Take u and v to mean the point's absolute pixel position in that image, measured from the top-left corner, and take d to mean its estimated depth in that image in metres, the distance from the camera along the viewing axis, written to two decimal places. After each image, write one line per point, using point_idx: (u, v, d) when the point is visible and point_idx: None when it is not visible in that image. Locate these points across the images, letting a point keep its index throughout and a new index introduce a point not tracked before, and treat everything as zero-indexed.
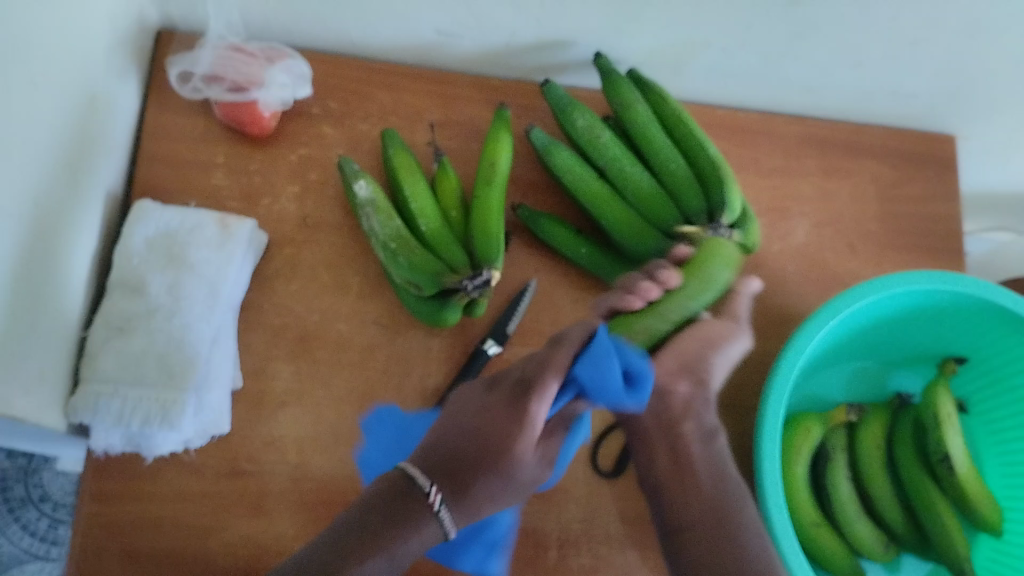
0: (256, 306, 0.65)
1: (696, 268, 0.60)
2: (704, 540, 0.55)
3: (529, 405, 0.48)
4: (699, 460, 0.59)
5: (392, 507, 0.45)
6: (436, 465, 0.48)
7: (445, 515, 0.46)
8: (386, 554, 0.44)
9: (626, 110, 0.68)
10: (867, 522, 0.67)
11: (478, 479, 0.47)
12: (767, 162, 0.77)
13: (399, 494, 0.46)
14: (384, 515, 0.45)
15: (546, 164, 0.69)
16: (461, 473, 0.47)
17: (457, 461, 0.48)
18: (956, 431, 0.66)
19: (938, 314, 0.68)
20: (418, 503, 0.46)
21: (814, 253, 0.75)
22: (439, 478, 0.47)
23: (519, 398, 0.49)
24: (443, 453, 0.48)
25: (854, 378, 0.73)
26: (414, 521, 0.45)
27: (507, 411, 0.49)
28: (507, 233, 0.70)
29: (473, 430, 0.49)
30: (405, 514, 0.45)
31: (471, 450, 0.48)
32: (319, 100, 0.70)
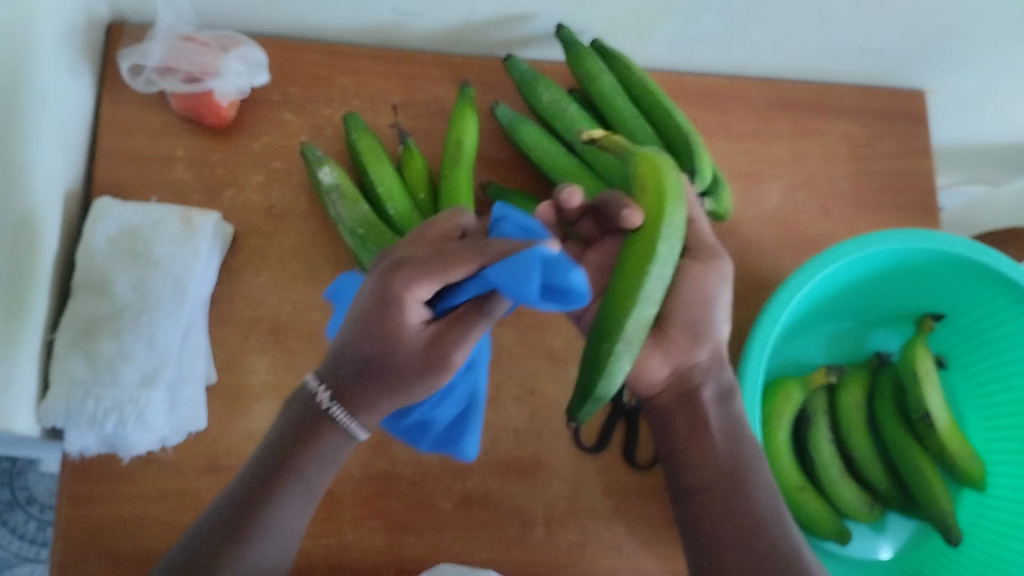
0: (227, 300, 0.64)
1: (653, 230, 0.45)
2: (718, 505, 0.52)
3: (395, 291, 0.42)
4: (717, 421, 0.54)
5: (298, 424, 0.47)
6: (333, 368, 0.45)
7: (344, 419, 0.46)
8: (299, 476, 0.46)
9: (592, 82, 0.67)
10: (850, 483, 0.67)
11: (372, 368, 0.44)
12: (737, 127, 0.76)
13: (302, 411, 0.47)
14: (293, 432, 0.46)
15: (513, 141, 0.68)
16: (356, 379, 0.44)
17: (354, 367, 0.44)
18: (934, 387, 0.66)
19: (912, 272, 0.67)
20: (321, 417, 0.46)
21: (788, 216, 0.75)
22: (337, 384, 0.45)
23: (385, 281, 0.42)
24: (341, 358, 0.44)
25: (833, 340, 0.73)
26: (319, 433, 0.46)
27: (374, 313, 0.42)
28: (478, 212, 0.69)
29: (356, 325, 0.43)
30: (309, 427, 0.46)
31: (357, 350, 0.43)
32: (278, 86, 0.69)
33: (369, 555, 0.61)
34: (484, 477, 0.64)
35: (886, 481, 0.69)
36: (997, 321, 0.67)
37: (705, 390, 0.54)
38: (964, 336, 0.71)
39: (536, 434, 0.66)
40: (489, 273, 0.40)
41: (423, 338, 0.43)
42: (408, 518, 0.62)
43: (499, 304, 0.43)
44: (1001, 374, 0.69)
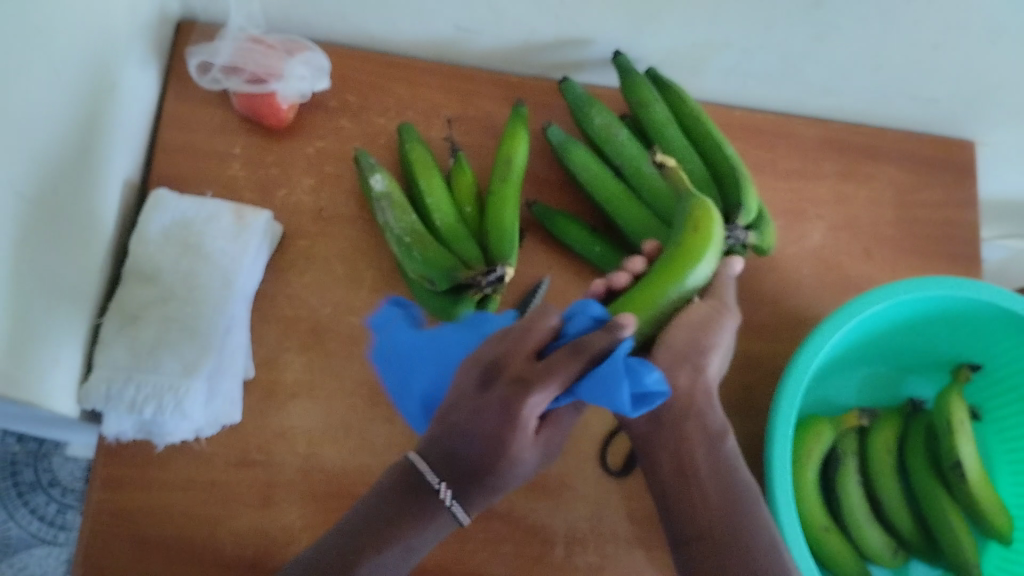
0: (270, 297, 0.65)
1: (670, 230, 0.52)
2: (710, 555, 0.48)
3: (517, 410, 0.43)
4: (708, 472, 0.51)
5: (403, 498, 0.45)
6: (442, 458, 0.45)
7: (458, 511, 0.45)
8: (400, 548, 0.44)
9: (644, 109, 0.68)
10: (876, 526, 0.66)
11: (488, 464, 0.44)
12: (784, 163, 0.77)
13: (409, 487, 0.45)
14: (399, 504, 0.45)
15: (562, 162, 0.69)
16: (465, 473, 0.45)
17: (462, 462, 0.45)
18: (968, 438, 0.66)
19: (952, 320, 0.67)
20: (429, 500, 0.45)
21: (829, 256, 0.75)
22: (451, 477, 0.45)
23: (506, 399, 0.43)
24: (446, 447, 0.45)
25: (867, 384, 0.73)
26: (426, 516, 0.45)
27: (503, 411, 0.43)
28: (521, 230, 0.70)
29: (473, 434, 0.44)
30: (417, 507, 0.45)
31: (474, 459, 0.44)
32: (336, 93, 0.70)
33: None
34: (509, 492, 0.64)
35: (912, 528, 0.68)
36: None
37: (695, 428, 0.51)
38: (998, 389, 0.71)
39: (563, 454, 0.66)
40: (584, 387, 0.43)
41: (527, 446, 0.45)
42: None
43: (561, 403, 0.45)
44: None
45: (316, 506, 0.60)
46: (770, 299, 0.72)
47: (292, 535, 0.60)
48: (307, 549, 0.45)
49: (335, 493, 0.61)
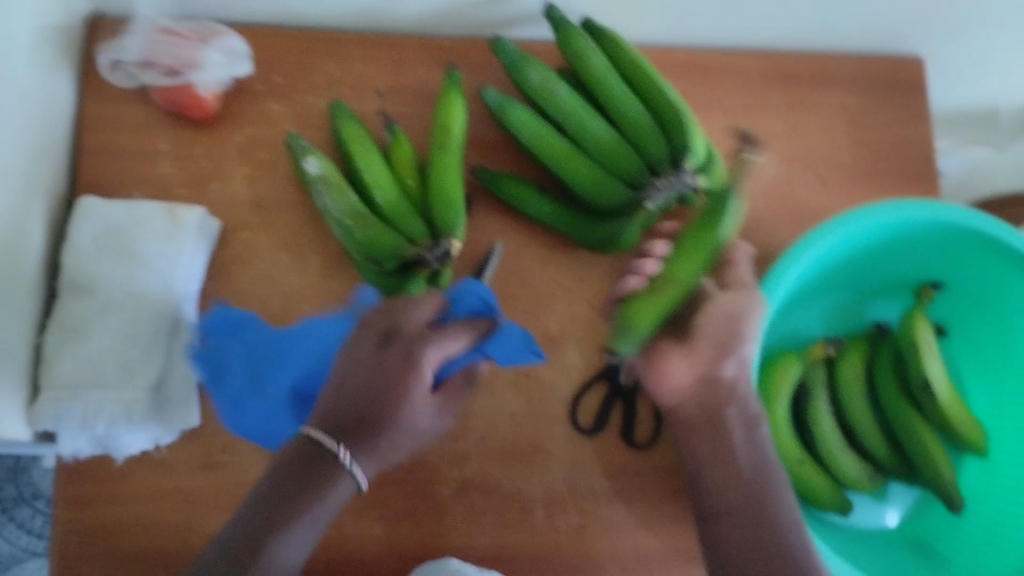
0: (218, 295, 0.63)
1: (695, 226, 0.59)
2: (741, 528, 0.52)
3: (418, 354, 0.50)
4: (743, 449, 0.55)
5: (302, 472, 0.48)
6: (337, 427, 0.49)
7: (358, 471, 0.49)
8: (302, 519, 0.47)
9: (581, 60, 0.66)
10: (851, 454, 0.66)
11: (374, 422, 0.49)
12: (732, 101, 0.74)
13: (309, 461, 0.48)
14: (297, 482, 0.47)
15: (503, 124, 0.66)
16: (364, 432, 0.49)
17: (357, 419, 0.49)
18: (935, 356, 0.64)
19: (910, 240, 0.66)
20: (329, 467, 0.48)
21: (782, 188, 0.73)
22: (345, 438, 0.49)
23: (407, 350, 0.50)
24: (337, 413, 0.49)
25: (832, 313, 0.72)
26: (327, 483, 0.48)
27: (395, 372, 0.50)
28: (468, 197, 0.68)
29: (364, 387, 0.50)
30: (316, 474, 0.48)
31: (361, 422, 0.49)
32: (262, 75, 0.68)
33: (371, 546, 0.63)
34: (482, 463, 0.65)
35: (887, 452, 0.67)
36: (999, 287, 0.66)
37: (734, 413, 0.56)
38: (964, 303, 0.70)
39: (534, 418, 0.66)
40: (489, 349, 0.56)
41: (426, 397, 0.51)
42: (411, 507, 0.63)
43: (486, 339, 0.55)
44: (1004, 341, 0.68)
45: None
46: None
47: None
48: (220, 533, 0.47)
49: None
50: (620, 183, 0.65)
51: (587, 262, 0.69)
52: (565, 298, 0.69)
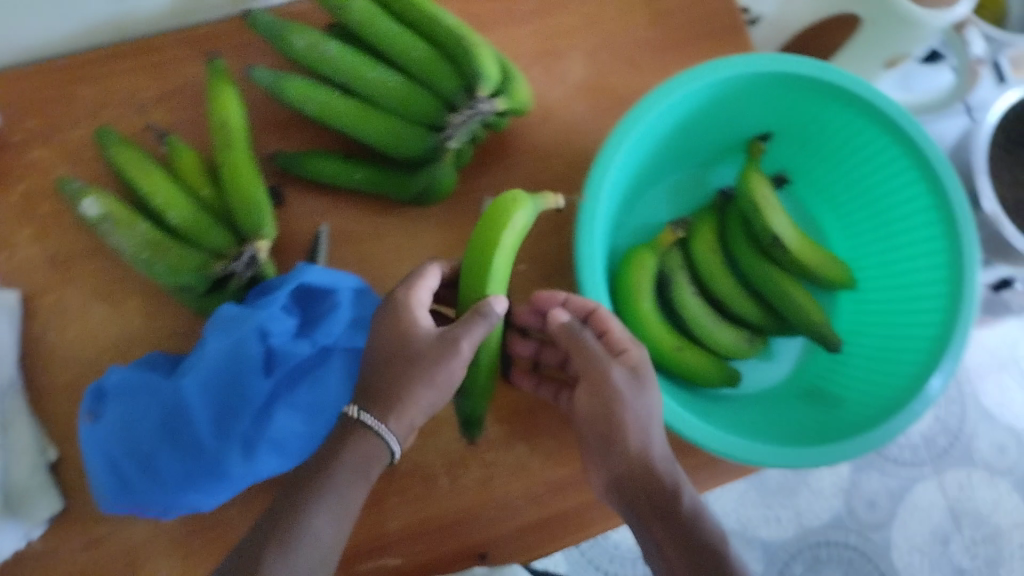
0: (42, 369, 0.59)
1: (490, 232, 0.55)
2: None
3: (403, 299, 0.55)
4: (667, 535, 0.53)
5: (335, 441, 0.53)
6: (355, 395, 0.54)
7: (370, 419, 0.52)
8: (330, 480, 0.51)
9: (344, 11, 0.61)
10: (725, 325, 0.66)
11: (382, 381, 0.53)
12: (521, 7, 0.69)
13: (342, 429, 0.53)
14: (330, 447, 0.52)
15: (283, 100, 0.61)
16: (382, 393, 0.52)
17: (377, 383, 0.53)
18: (776, 209, 0.64)
19: (725, 102, 0.65)
20: (350, 425, 0.53)
21: (598, 83, 0.69)
22: (364, 403, 0.53)
23: (394, 309, 0.55)
24: (360, 392, 0.53)
25: (675, 192, 0.71)
26: (350, 439, 0.52)
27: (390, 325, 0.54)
28: (274, 186, 0.64)
29: (376, 354, 0.54)
30: (340, 435, 0.53)
31: (385, 379, 0.53)
32: (15, 125, 0.62)
33: None
34: None
35: (760, 314, 0.67)
36: (824, 123, 0.66)
37: (647, 501, 0.54)
38: (798, 146, 0.70)
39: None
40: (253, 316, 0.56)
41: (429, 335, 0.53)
42: None
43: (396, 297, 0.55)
44: (847, 170, 0.68)
45: (179, 551, 0.58)
46: (557, 152, 0.68)
47: None
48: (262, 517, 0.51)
49: (193, 530, 0.58)
50: (421, 130, 0.61)
51: (420, 217, 0.66)
52: (410, 261, 0.65)
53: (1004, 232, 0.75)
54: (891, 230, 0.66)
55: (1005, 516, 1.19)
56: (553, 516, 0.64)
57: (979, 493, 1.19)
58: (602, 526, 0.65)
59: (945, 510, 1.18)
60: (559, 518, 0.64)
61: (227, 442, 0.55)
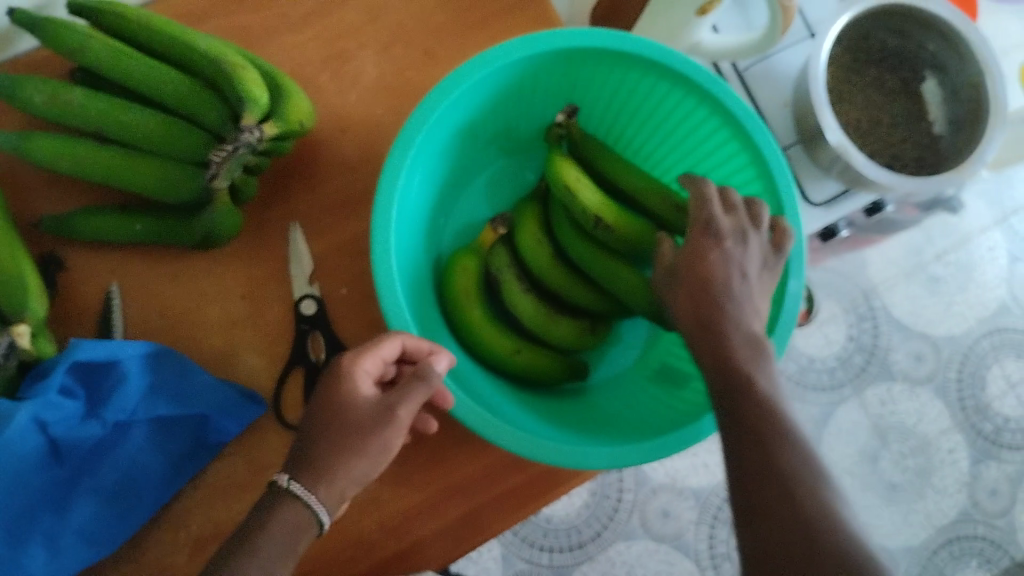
0: None
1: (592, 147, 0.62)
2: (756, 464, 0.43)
3: (349, 365, 0.50)
4: (740, 340, 0.48)
5: (257, 514, 0.46)
6: (293, 461, 0.48)
7: (302, 489, 0.46)
8: (255, 555, 0.44)
9: (83, 55, 0.55)
10: (564, 320, 0.62)
11: (327, 448, 0.48)
12: (296, 12, 0.65)
13: (271, 497, 0.47)
14: (253, 520, 0.46)
15: (35, 162, 0.57)
16: (319, 457, 0.47)
17: (317, 444, 0.48)
18: (588, 185, 0.60)
19: (533, 86, 0.61)
20: (278, 492, 0.47)
21: (392, 81, 0.65)
22: (299, 469, 0.48)
23: (340, 371, 0.50)
24: (299, 456, 0.48)
25: (493, 186, 0.69)
26: (278, 506, 0.46)
27: (331, 389, 0.49)
28: (52, 250, 0.59)
29: (318, 414, 0.49)
30: (265, 507, 0.46)
31: (323, 445, 0.48)
32: None
33: None
34: None
35: (601, 301, 0.63)
36: (664, 111, 0.62)
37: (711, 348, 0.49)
38: (640, 135, 0.66)
39: (253, 450, 0.58)
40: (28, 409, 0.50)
41: (370, 405, 0.49)
42: None
43: (332, 376, 0.50)
44: (689, 161, 0.65)
45: None
46: (360, 160, 0.63)
47: None
48: None
49: None
50: (192, 168, 0.57)
51: (220, 256, 0.61)
52: (216, 303, 0.60)
53: (853, 162, 0.71)
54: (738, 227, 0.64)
55: (929, 425, 1.15)
56: (415, 543, 0.60)
57: (901, 406, 1.15)
58: (466, 546, 0.61)
59: (870, 428, 1.14)
60: (421, 545, 0.60)
61: (23, 545, 0.51)
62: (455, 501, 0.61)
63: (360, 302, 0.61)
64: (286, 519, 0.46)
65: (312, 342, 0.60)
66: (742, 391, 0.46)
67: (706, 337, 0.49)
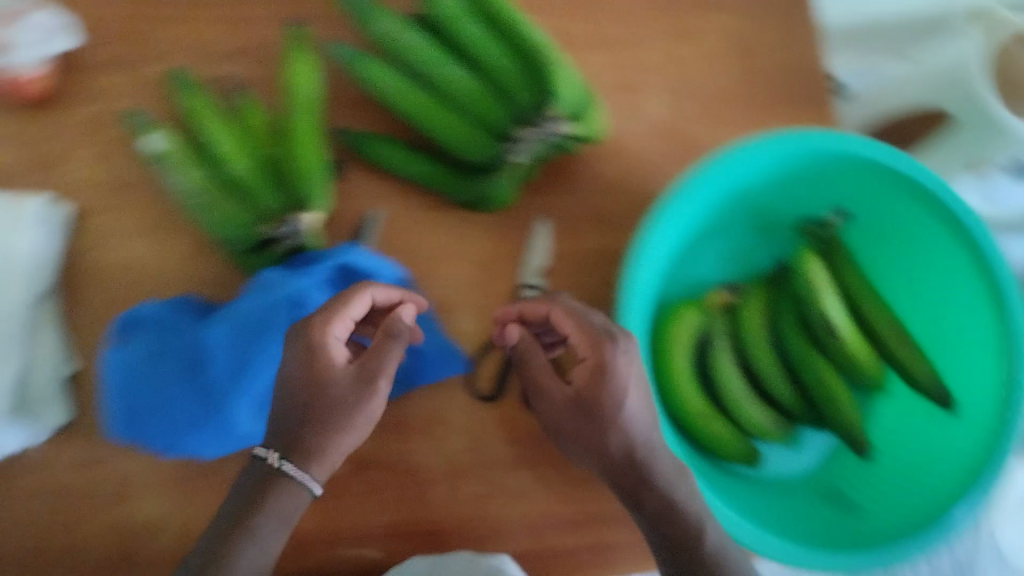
0: (81, 292, 0.60)
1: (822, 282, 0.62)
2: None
3: (314, 327, 0.51)
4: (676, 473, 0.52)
5: (251, 487, 0.50)
6: (274, 434, 0.51)
7: (294, 472, 0.50)
8: (255, 537, 0.49)
9: (433, 5, 0.59)
10: (758, 403, 0.63)
11: (311, 433, 0.50)
12: (612, 34, 0.68)
13: (257, 475, 0.50)
14: (249, 494, 0.50)
15: (358, 81, 0.60)
16: (300, 438, 0.50)
17: (293, 426, 0.50)
18: (831, 292, 0.61)
19: (812, 176, 0.63)
20: (265, 473, 0.50)
21: (674, 126, 0.67)
22: (287, 448, 0.50)
23: (304, 337, 0.51)
24: (278, 428, 0.51)
25: (732, 256, 0.70)
26: (270, 486, 0.49)
27: None
28: (338, 161, 0.64)
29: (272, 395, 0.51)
30: (257, 483, 0.50)
31: (306, 428, 0.50)
32: (99, 48, 0.62)
33: None
34: (376, 438, 0.62)
35: (794, 397, 0.64)
36: (927, 245, 0.63)
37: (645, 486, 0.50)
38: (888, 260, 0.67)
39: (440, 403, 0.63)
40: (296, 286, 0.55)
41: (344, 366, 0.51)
42: None
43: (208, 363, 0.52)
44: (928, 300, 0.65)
45: (175, 490, 0.58)
46: (622, 185, 0.66)
47: (153, 524, 0.58)
48: (194, 550, 0.50)
49: (192, 474, 0.58)
50: (489, 137, 0.60)
51: (472, 219, 0.65)
52: (455, 261, 0.64)
53: None
54: (959, 397, 0.62)
55: None
56: (543, 550, 0.62)
57: None
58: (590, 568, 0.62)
59: None
60: (547, 553, 0.62)
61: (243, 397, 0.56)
62: (595, 527, 0.62)
63: (577, 308, 0.64)
64: (276, 500, 0.49)
65: None
66: (681, 533, 0.50)
67: (655, 491, 0.51)
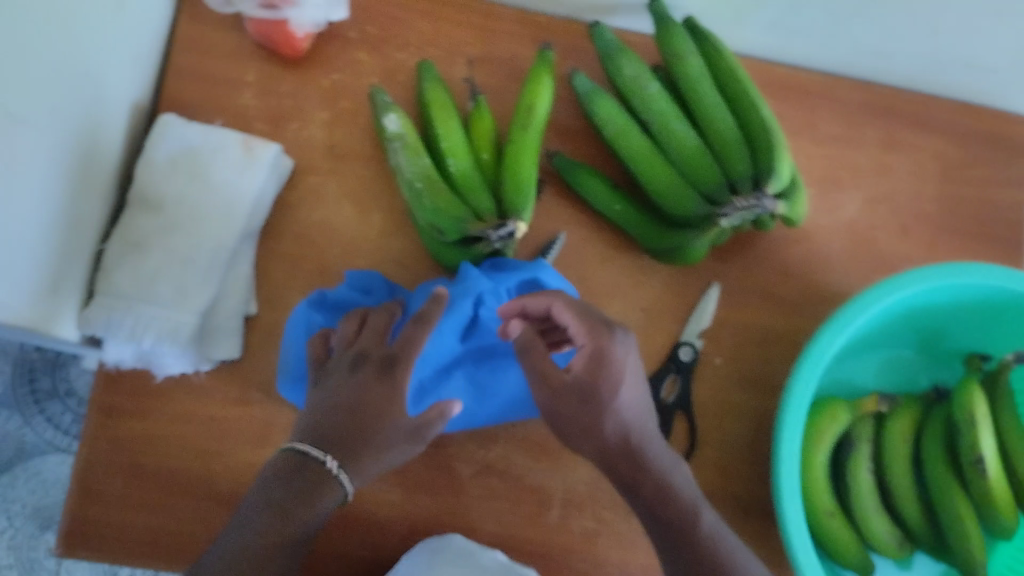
0: (280, 239, 0.64)
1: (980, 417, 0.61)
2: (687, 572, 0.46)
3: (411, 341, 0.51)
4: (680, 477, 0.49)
5: (289, 481, 0.45)
6: (322, 436, 0.47)
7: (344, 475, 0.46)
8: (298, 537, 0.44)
9: (678, 62, 0.62)
10: (884, 517, 0.63)
11: (369, 436, 0.48)
12: (825, 129, 0.70)
13: (296, 467, 0.46)
14: (287, 491, 0.45)
15: (588, 114, 0.63)
16: (353, 443, 0.47)
17: (350, 432, 0.48)
18: (989, 429, 0.60)
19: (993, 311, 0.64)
20: (317, 470, 0.46)
21: (862, 230, 0.69)
22: (333, 448, 0.47)
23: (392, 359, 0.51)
24: (319, 428, 0.48)
25: (886, 366, 0.70)
26: (319, 486, 0.45)
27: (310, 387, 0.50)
28: (540, 181, 0.67)
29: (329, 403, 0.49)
30: (309, 482, 0.45)
31: (358, 435, 0.48)
32: (357, 24, 0.67)
33: (383, 509, 0.62)
34: (507, 449, 0.64)
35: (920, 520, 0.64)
36: None
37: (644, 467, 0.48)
38: None
39: None
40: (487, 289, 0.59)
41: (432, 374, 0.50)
42: (427, 479, 0.63)
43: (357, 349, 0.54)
44: None
45: None
46: (800, 272, 0.68)
47: None
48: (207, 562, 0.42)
49: None
50: (695, 196, 0.60)
51: (648, 268, 0.67)
52: (622, 301, 0.66)
53: None
54: None
55: None
56: None
57: None
58: None
59: None
60: None
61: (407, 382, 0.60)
62: None
63: (727, 378, 0.65)
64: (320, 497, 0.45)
65: (668, 382, 0.64)
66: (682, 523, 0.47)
67: (648, 476, 0.48)
